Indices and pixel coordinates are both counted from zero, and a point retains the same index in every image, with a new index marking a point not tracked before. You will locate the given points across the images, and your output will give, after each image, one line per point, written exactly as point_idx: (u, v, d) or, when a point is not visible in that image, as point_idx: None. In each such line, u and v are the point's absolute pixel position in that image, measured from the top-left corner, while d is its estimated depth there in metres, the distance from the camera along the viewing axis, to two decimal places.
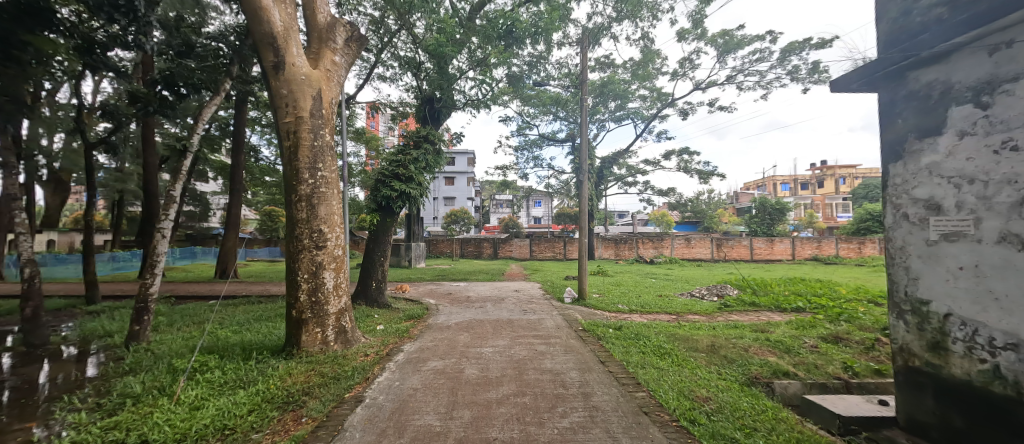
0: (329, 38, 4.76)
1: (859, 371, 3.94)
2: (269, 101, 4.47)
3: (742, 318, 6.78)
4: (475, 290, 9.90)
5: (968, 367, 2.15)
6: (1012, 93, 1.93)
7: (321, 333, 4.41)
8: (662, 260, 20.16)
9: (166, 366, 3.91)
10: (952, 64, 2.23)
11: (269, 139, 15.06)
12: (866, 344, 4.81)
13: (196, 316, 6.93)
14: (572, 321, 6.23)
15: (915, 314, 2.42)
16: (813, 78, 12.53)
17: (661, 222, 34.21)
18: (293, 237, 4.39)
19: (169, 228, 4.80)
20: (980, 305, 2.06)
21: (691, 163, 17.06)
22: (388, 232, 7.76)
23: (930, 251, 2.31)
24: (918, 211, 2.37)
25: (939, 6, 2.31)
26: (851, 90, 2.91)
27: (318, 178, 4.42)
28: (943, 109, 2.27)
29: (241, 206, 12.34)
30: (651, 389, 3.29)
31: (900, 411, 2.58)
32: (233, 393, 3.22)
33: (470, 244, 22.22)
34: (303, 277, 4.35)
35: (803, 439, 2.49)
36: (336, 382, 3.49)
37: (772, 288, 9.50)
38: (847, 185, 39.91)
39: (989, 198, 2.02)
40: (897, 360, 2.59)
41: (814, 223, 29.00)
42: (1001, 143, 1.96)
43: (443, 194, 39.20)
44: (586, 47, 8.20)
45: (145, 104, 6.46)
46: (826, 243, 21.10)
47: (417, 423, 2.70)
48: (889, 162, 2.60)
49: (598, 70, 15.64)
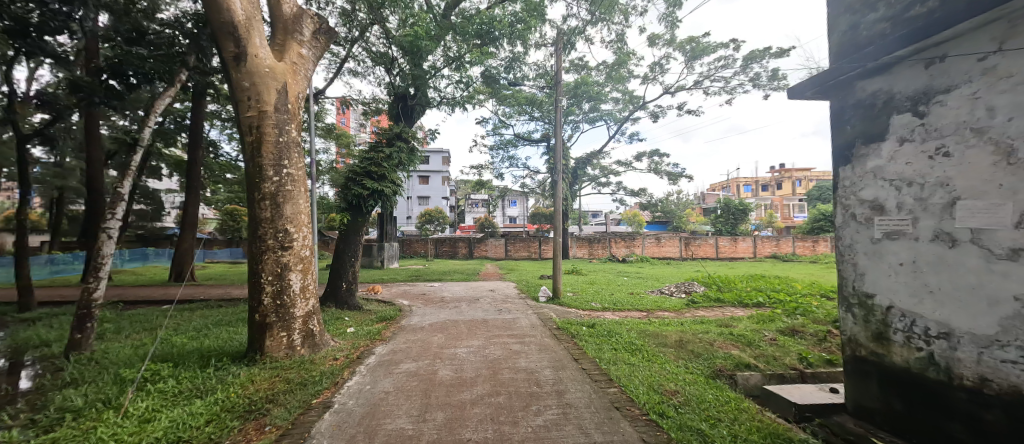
0: (296, 29, 4.58)
1: (813, 361, 4.22)
2: (229, 94, 4.23)
3: (708, 314, 7.07)
4: (450, 291, 9.85)
5: (908, 355, 2.33)
6: (945, 104, 2.11)
7: (287, 337, 4.22)
8: (634, 259, 20.67)
9: (113, 376, 3.62)
10: (892, 75, 2.41)
11: (230, 134, 14.29)
12: (819, 336, 5.15)
13: (146, 322, 6.46)
14: (546, 320, 6.28)
15: (861, 307, 2.60)
16: (773, 84, 13.20)
17: (632, 222, 35.20)
18: (255, 237, 4.18)
19: (115, 228, 4.44)
20: (916, 298, 2.25)
21: (661, 165, 17.63)
22: (359, 232, 7.55)
23: (873, 248, 2.49)
24: (864, 211, 2.55)
25: (882, 22, 2.50)
26: (806, 98, 3.07)
27: (284, 176, 4.25)
28: (886, 117, 2.45)
29: (198, 205, 11.66)
30: (622, 384, 3.37)
31: (849, 398, 2.76)
32: (189, 404, 3.02)
33: (444, 244, 22.00)
34: (266, 278, 4.15)
35: (763, 428, 2.61)
36: (303, 388, 3.35)
37: (735, 284, 9.96)
38: (802, 188, 42.34)
39: (925, 199, 2.19)
40: (846, 350, 2.77)
41: (774, 223, 30.60)
42: (935, 149, 2.14)
43: (417, 193, 38.66)
44: (560, 49, 8.27)
45: (88, 93, 6.00)
46: (783, 242, 22.35)
47: (389, 427, 2.64)
48: (839, 166, 2.78)
49: (572, 71, 15.89)
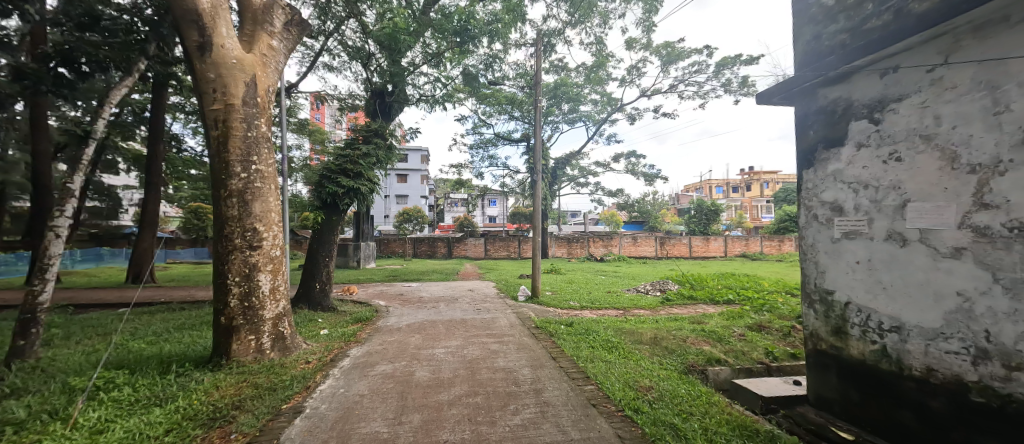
0: (266, 20, 4.39)
1: (777, 355, 4.42)
2: (192, 86, 4.01)
3: (681, 311, 7.29)
4: (428, 291, 9.71)
5: (863, 348, 2.46)
6: (897, 112, 2.25)
7: (255, 341, 4.05)
8: (611, 257, 21.04)
9: (61, 385, 3.37)
10: (850, 84, 2.55)
11: (194, 128, 13.56)
12: (784, 331, 5.40)
13: (99, 327, 6.05)
14: (525, 319, 6.30)
15: (822, 303, 2.74)
16: (743, 90, 13.74)
17: (610, 221, 35.79)
18: (221, 237, 3.99)
19: (64, 226, 4.15)
20: (871, 294, 2.39)
21: (638, 166, 18.06)
22: (334, 231, 7.34)
23: (833, 247, 2.63)
24: (825, 212, 2.69)
25: (842, 33, 2.65)
26: (773, 103, 3.20)
27: (252, 172, 4.07)
28: (845, 124, 2.58)
29: (159, 202, 11.04)
30: (598, 382, 3.42)
31: (811, 389, 2.90)
32: (146, 413, 2.85)
33: (423, 243, 21.72)
34: (233, 280, 3.97)
35: (732, 420, 2.71)
36: (272, 393, 3.22)
37: (707, 282, 10.31)
38: (770, 189, 44.23)
39: (880, 202, 2.33)
40: (809, 344, 2.90)
41: (743, 223, 31.86)
42: (889, 154, 2.28)
43: (394, 192, 37.99)
44: (539, 50, 8.30)
45: (33, 82, 5.52)
46: (752, 242, 23.30)
47: (363, 431, 2.58)
48: (803, 169, 2.92)
49: (552, 72, 16.04)
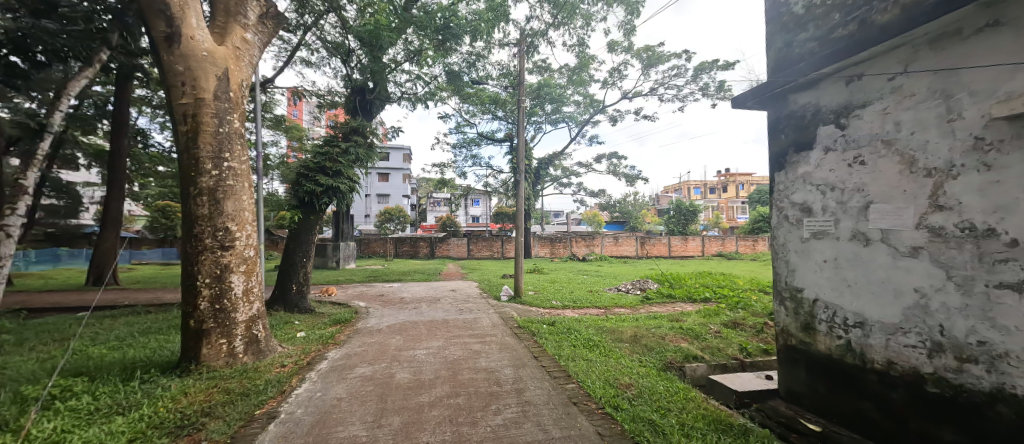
0: (239, 11, 4.23)
1: (751, 351, 4.58)
2: (158, 78, 3.83)
3: (660, 310, 7.45)
4: (410, 291, 9.59)
5: (830, 343, 2.57)
6: (861, 117, 2.36)
7: (227, 345, 3.90)
8: (593, 257, 21.30)
9: (10, 395, 3.15)
10: (819, 90, 2.66)
11: (162, 122, 12.94)
12: (757, 328, 5.60)
13: (56, 332, 5.70)
14: (507, 318, 6.30)
15: (792, 300, 2.85)
16: (720, 95, 14.16)
17: (592, 221, 36.22)
18: (190, 237, 3.82)
19: (15, 226, 3.90)
20: (837, 291, 2.50)
21: (619, 167, 18.36)
22: (311, 231, 7.13)
23: (802, 247, 2.74)
24: (795, 213, 2.80)
25: (812, 41, 2.76)
26: (747, 107, 3.30)
27: (224, 169, 3.92)
28: (814, 128, 2.70)
29: (122, 200, 10.50)
30: (579, 380, 3.45)
31: (782, 384, 3.01)
32: (108, 422, 2.70)
33: (405, 243, 21.42)
34: (203, 281, 3.80)
35: (708, 415, 2.78)
36: (245, 399, 3.11)
37: (685, 281, 10.57)
38: (745, 191, 45.71)
39: (845, 203, 2.44)
40: (780, 340, 3.01)
41: (720, 223, 32.83)
42: (854, 158, 2.39)
43: (376, 191, 37.35)
44: (523, 50, 8.33)
45: None
46: (728, 241, 24.05)
47: (341, 435, 2.52)
48: (775, 171, 3.03)
49: (536, 72, 16.13)
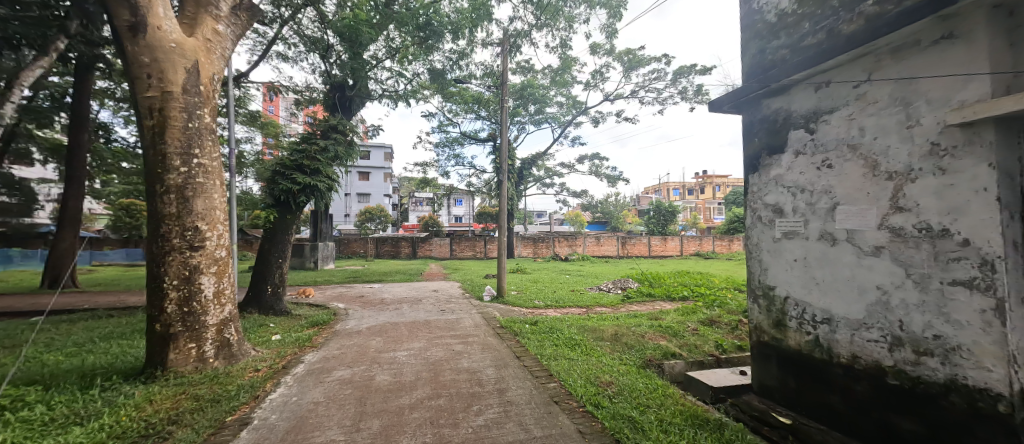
0: (210, 2, 4.07)
1: (726, 347, 4.71)
2: (122, 69, 3.63)
3: (640, 308, 7.59)
4: (390, 292, 9.45)
5: (799, 339, 2.68)
6: (829, 122, 2.47)
7: (196, 349, 3.74)
8: (576, 257, 21.51)
9: None
10: (789, 96, 2.77)
11: (126, 116, 12.28)
12: (732, 325, 5.78)
13: (7, 338, 5.33)
14: (490, 319, 6.28)
15: (765, 298, 2.95)
16: (698, 98, 14.54)
17: (575, 221, 36.57)
18: (156, 237, 3.64)
19: None
20: (806, 288, 2.61)
21: (601, 168, 18.61)
22: (287, 231, 6.92)
23: (774, 246, 2.85)
24: (768, 214, 2.90)
25: (784, 48, 2.86)
26: (723, 111, 3.40)
27: (194, 166, 3.76)
28: (785, 132, 2.80)
29: (82, 197, 9.92)
30: (561, 379, 3.48)
31: (755, 378, 3.11)
32: (63, 433, 2.54)
33: (386, 243, 21.08)
34: (170, 283, 3.63)
35: (685, 411, 2.85)
36: (216, 405, 2.99)
37: (665, 280, 10.80)
38: (721, 192, 47.08)
39: (814, 204, 2.54)
40: (753, 336, 3.12)
41: (698, 224, 33.69)
42: (822, 161, 2.50)
43: (356, 190, 36.58)
44: (506, 50, 8.31)
45: None
46: (705, 241, 24.72)
47: (318, 440, 2.45)
48: (749, 173, 3.14)
49: (519, 73, 16.17)
